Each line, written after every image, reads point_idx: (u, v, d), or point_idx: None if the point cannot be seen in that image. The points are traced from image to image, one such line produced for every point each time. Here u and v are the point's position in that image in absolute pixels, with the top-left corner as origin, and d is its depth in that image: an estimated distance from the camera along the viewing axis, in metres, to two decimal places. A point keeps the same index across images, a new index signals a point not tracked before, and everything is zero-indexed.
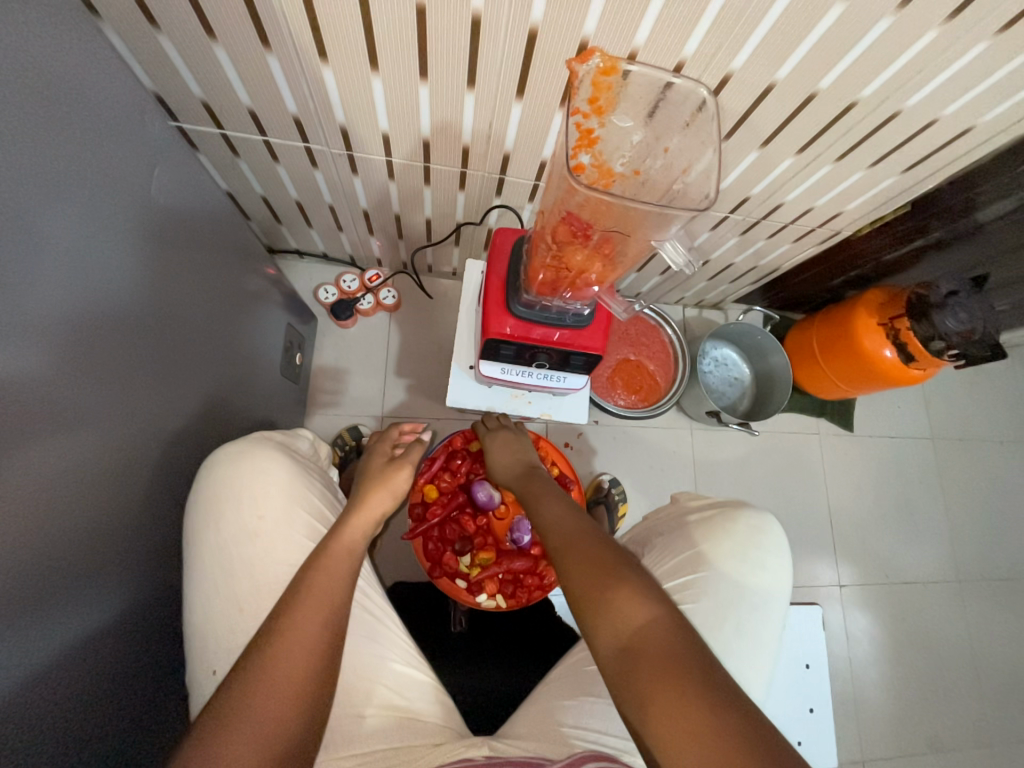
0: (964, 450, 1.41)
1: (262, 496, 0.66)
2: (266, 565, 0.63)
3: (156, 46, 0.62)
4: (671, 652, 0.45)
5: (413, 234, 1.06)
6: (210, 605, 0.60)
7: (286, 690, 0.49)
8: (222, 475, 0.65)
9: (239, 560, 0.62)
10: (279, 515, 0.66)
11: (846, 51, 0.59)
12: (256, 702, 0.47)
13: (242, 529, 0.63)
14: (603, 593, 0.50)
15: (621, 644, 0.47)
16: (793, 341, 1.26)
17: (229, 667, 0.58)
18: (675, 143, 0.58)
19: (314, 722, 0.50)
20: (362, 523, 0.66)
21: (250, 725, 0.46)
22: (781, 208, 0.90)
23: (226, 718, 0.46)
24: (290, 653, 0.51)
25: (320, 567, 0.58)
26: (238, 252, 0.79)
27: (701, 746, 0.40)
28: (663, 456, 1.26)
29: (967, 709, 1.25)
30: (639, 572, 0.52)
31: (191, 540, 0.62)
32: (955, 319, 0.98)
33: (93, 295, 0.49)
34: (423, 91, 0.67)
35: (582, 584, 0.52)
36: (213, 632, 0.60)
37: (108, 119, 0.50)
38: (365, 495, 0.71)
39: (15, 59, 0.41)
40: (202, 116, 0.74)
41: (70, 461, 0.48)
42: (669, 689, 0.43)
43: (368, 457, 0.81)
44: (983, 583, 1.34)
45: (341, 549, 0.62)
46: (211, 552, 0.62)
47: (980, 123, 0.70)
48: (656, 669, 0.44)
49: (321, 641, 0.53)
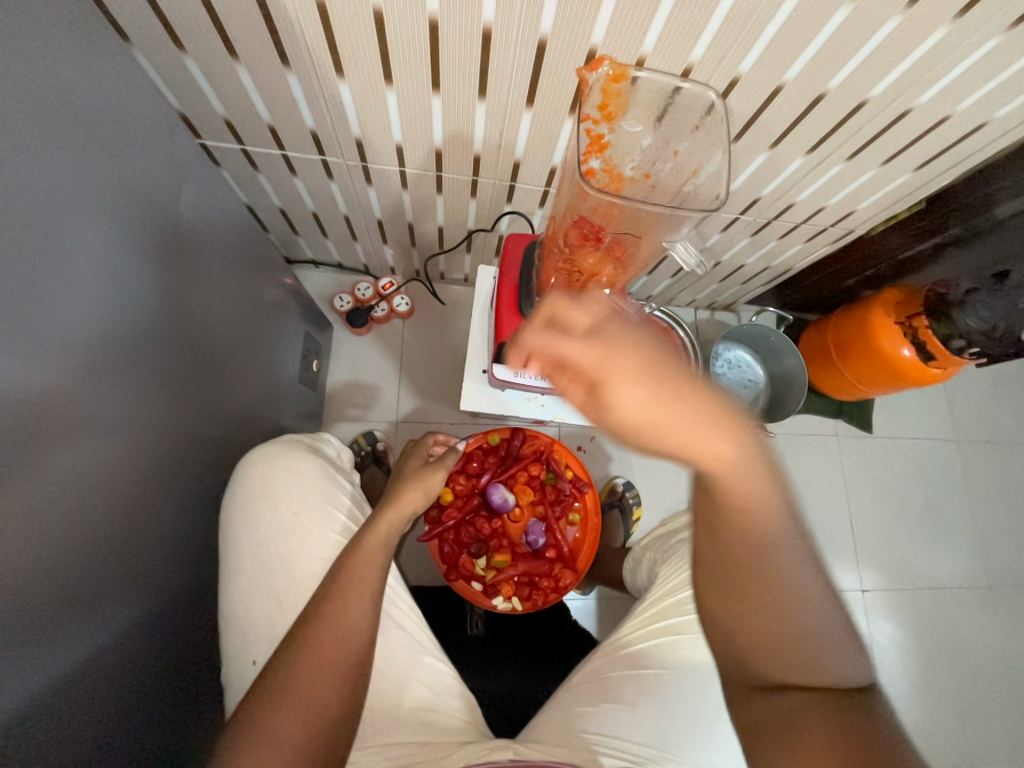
0: (989, 452, 1.38)
1: (296, 495, 0.67)
2: (302, 559, 0.64)
3: (182, 67, 0.65)
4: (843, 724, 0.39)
5: (426, 242, 1.08)
6: (249, 600, 0.62)
7: (330, 676, 0.51)
8: (256, 477, 0.66)
9: (271, 557, 0.64)
10: (310, 513, 0.67)
11: (854, 51, 0.59)
12: (301, 685, 0.50)
13: (277, 526, 0.65)
14: (775, 640, 0.41)
15: (788, 686, 0.42)
16: (808, 343, 1.25)
17: (269, 656, 0.60)
18: (685, 146, 0.59)
19: (352, 711, 0.52)
20: (395, 519, 0.66)
21: (294, 706, 0.48)
22: (793, 207, 0.89)
23: (274, 699, 0.49)
24: (333, 640, 0.53)
25: (357, 559, 0.60)
26: (259, 262, 0.82)
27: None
28: (678, 460, 1.25)
29: (1002, 721, 1.20)
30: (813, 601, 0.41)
31: (229, 539, 0.64)
32: (977, 317, 0.95)
33: (123, 305, 0.52)
34: (436, 103, 0.69)
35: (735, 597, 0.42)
36: (244, 626, 0.62)
37: (138, 138, 0.53)
38: (398, 492, 0.71)
39: (59, 88, 0.44)
40: (224, 133, 0.77)
41: (98, 466, 0.50)
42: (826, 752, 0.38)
43: (403, 459, 0.82)
44: (1013, 589, 1.30)
45: (375, 544, 0.62)
46: (250, 550, 0.63)
47: (994, 119, 0.70)
48: (824, 730, 0.39)
49: (360, 632, 0.55)
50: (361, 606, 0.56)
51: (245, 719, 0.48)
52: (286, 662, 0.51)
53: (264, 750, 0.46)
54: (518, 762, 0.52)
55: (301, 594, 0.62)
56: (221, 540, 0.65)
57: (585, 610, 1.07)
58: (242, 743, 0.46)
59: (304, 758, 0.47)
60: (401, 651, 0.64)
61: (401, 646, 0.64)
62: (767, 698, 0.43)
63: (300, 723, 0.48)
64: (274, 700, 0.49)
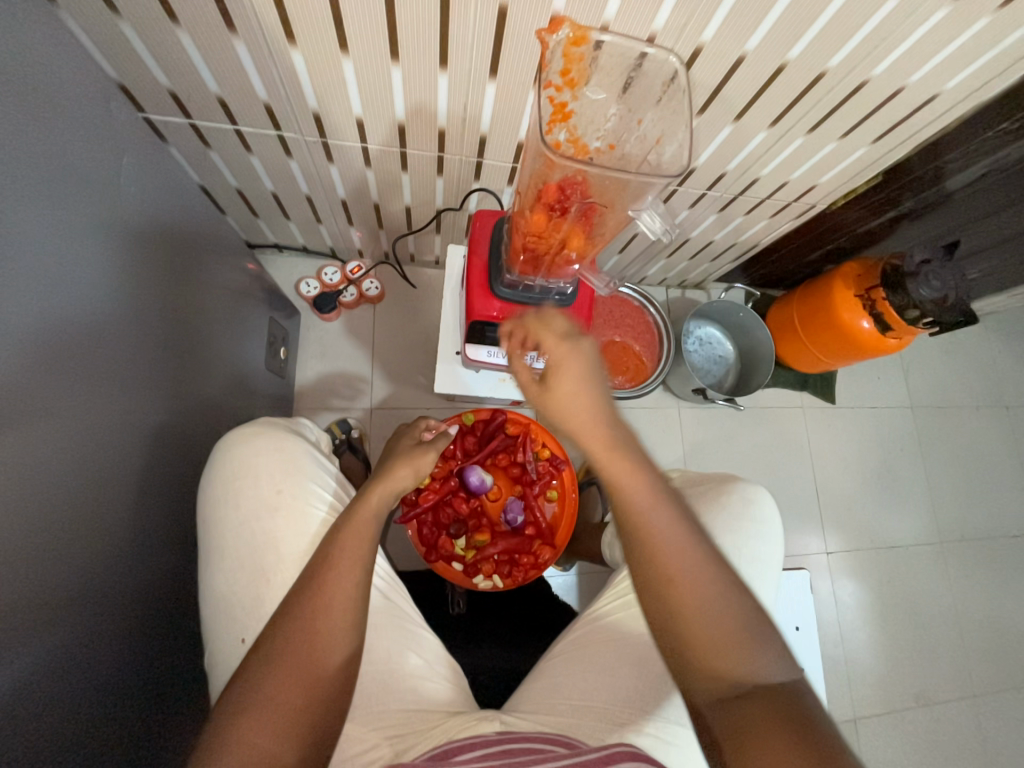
0: (942, 417, 1.45)
1: (278, 472, 0.66)
2: (289, 538, 0.62)
3: (119, 34, 0.60)
4: (788, 702, 0.42)
5: (393, 222, 1.05)
6: (234, 580, 0.60)
7: (326, 639, 0.52)
8: (236, 456, 0.65)
9: (258, 533, 0.62)
10: (295, 489, 0.65)
11: (812, 20, 0.60)
12: (298, 649, 0.50)
13: (261, 503, 0.63)
14: (683, 592, 0.47)
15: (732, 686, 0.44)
16: (775, 317, 1.28)
17: (253, 640, 0.58)
18: (649, 117, 0.59)
19: (349, 674, 0.52)
20: (382, 491, 0.66)
21: (293, 671, 0.49)
22: (757, 183, 0.91)
23: (271, 662, 0.49)
24: (329, 607, 0.53)
25: (349, 531, 0.59)
26: (217, 247, 0.78)
27: (720, 650, 0.45)
28: (653, 436, 1.28)
29: (952, 665, 1.30)
30: (766, 636, 0.47)
31: (211, 517, 0.63)
32: (929, 288, 0.99)
33: (71, 291, 0.49)
34: (395, 73, 0.66)
35: (669, 587, 0.47)
36: (232, 603, 0.60)
37: (71, 112, 0.49)
38: (389, 469, 0.71)
39: None
40: (169, 105, 0.72)
41: (50, 464, 0.47)
42: (772, 727, 0.40)
43: (394, 439, 0.81)
44: (963, 544, 1.39)
45: (367, 514, 0.62)
46: (235, 529, 0.62)
47: (945, 90, 0.72)
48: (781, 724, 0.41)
49: (355, 602, 0.55)
50: (353, 574, 0.56)
51: (242, 689, 0.48)
52: (283, 629, 0.51)
53: (263, 713, 0.46)
54: (505, 733, 0.53)
55: (281, 584, 0.60)
56: (202, 520, 0.64)
57: (566, 585, 1.10)
58: (239, 716, 0.46)
59: (303, 722, 0.47)
60: (391, 635, 0.63)
61: (388, 624, 0.63)
62: (733, 701, 0.43)
63: (300, 686, 0.48)
64: (270, 667, 0.49)
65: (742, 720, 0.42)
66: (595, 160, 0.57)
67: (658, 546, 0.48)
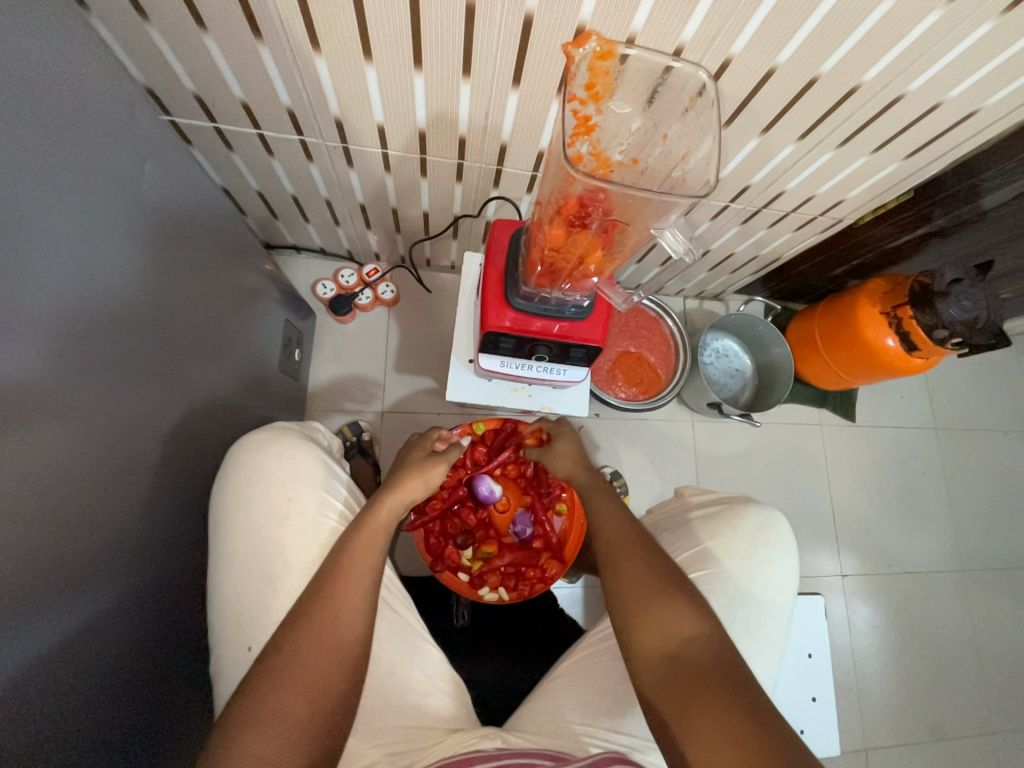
0: (967, 440, 1.40)
1: (289, 479, 0.66)
2: (297, 546, 0.62)
3: (148, 38, 0.61)
4: (718, 660, 0.52)
5: (411, 227, 1.05)
6: (241, 586, 0.60)
7: (332, 650, 0.52)
8: (249, 461, 0.65)
9: (267, 541, 0.62)
10: (305, 497, 0.65)
11: (846, 34, 0.58)
12: (304, 660, 0.50)
13: (271, 509, 0.63)
14: (625, 584, 0.60)
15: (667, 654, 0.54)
16: (796, 332, 1.25)
17: (259, 648, 0.58)
18: (675, 131, 0.57)
19: (354, 685, 0.52)
20: (393, 501, 0.66)
21: (298, 683, 0.49)
22: (782, 196, 0.89)
23: (277, 673, 0.49)
24: (335, 617, 0.53)
25: (359, 542, 0.59)
26: (237, 250, 0.79)
27: (660, 628, 0.55)
28: (665, 449, 1.26)
29: (971, 699, 1.25)
30: (691, 596, 0.58)
31: (221, 522, 0.63)
32: (959, 308, 0.95)
33: (93, 295, 0.50)
34: (418, 81, 0.66)
35: (627, 597, 0.59)
36: (238, 609, 0.60)
37: (100, 119, 0.50)
38: (398, 479, 0.70)
39: (16, 71, 0.41)
40: (195, 109, 0.73)
41: (68, 467, 0.48)
42: (702, 686, 0.50)
43: (406, 449, 0.80)
44: (986, 573, 1.34)
45: (376, 526, 0.62)
46: (244, 535, 0.62)
47: (984, 107, 0.69)
48: (708, 679, 0.50)
49: (361, 612, 0.55)
50: (361, 585, 0.56)
51: (245, 700, 0.47)
52: (288, 640, 0.51)
53: (266, 725, 0.46)
54: (505, 751, 0.53)
55: (289, 592, 0.60)
56: (213, 524, 0.64)
57: (572, 598, 1.08)
58: (242, 728, 0.45)
59: (307, 735, 0.47)
60: (395, 647, 0.63)
61: (391, 635, 0.63)
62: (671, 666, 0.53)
63: (304, 699, 0.48)
64: (275, 677, 0.49)
65: (677, 684, 0.51)
66: (616, 174, 0.56)
67: (613, 555, 0.63)
